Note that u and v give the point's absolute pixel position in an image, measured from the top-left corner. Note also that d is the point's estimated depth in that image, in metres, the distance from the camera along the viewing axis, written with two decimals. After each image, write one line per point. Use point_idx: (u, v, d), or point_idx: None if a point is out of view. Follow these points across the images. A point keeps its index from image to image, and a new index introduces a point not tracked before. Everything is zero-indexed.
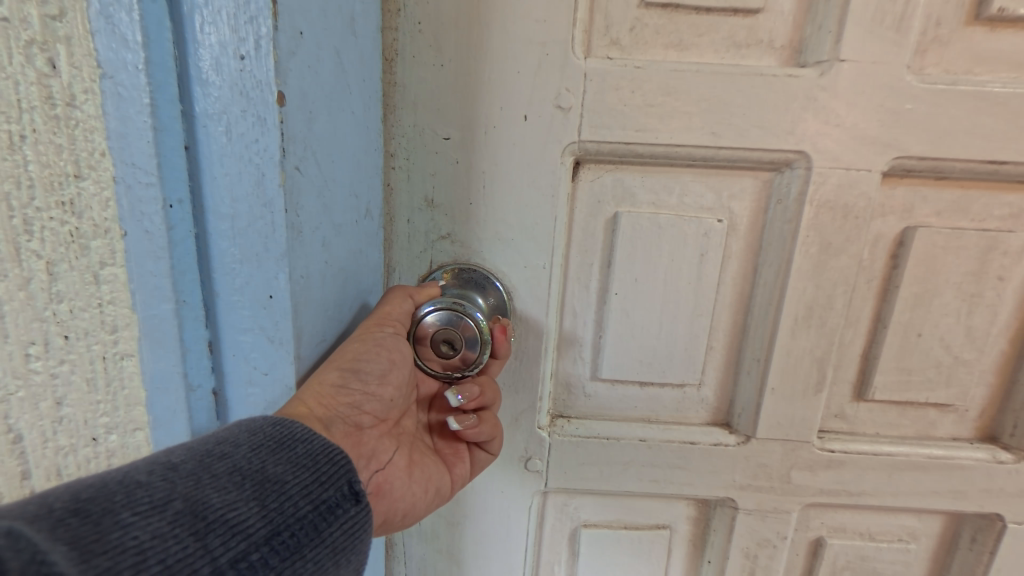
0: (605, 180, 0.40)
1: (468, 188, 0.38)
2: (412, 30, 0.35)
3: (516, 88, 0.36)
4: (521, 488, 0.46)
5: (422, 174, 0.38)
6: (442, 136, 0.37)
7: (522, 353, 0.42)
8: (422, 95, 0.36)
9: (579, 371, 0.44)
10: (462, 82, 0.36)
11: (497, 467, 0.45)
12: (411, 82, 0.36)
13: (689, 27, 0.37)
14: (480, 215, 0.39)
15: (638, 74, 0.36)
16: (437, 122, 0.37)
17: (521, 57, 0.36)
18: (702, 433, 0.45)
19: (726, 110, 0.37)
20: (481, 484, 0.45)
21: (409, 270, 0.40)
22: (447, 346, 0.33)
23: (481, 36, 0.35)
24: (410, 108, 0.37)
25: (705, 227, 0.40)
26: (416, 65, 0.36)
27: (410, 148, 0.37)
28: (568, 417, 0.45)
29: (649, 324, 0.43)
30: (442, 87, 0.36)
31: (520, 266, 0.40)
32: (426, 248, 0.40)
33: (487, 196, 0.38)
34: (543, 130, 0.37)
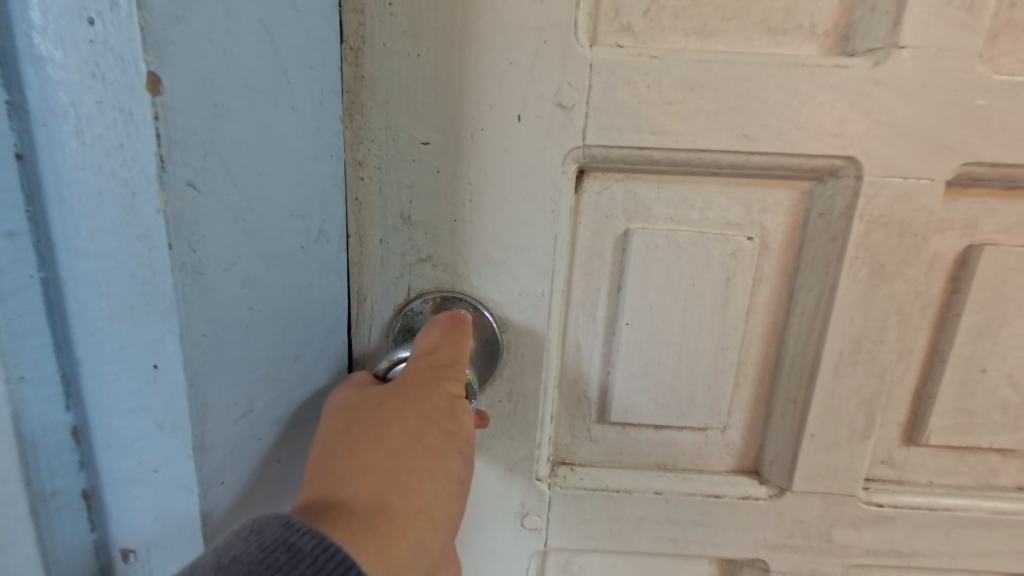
0: (615, 191, 0.34)
1: (452, 202, 0.32)
2: (383, 14, 0.29)
3: (508, 82, 0.30)
4: (517, 549, 0.39)
5: (397, 186, 0.32)
6: (420, 141, 0.31)
7: (518, 394, 0.36)
8: (396, 92, 0.30)
9: (583, 412, 0.38)
10: (444, 76, 0.30)
11: (488, 524, 0.38)
12: (382, 76, 0.30)
13: (713, 10, 0.31)
14: (467, 234, 0.33)
15: (654, 65, 0.30)
16: (414, 124, 0.31)
17: (516, 43, 0.29)
18: (727, 484, 0.39)
19: (762, 107, 0.30)
20: (470, 545, 0.39)
21: (383, 299, 0.34)
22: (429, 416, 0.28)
23: (466, 21, 0.29)
24: (381, 107, 0.30)
25: (732, 246, 0.34)
26: (388, 55, 0.30)
27: (382, 155, 0.31)
28: (571, 465, 0.39)
29: (665, 359, 0.36)
30: (418, 81, 0.30)
31: (515, 294, 0.34)
32: (402, 272, 0.33)
33: (474, 212, 0.32)
34: (540, 132, 0.31)
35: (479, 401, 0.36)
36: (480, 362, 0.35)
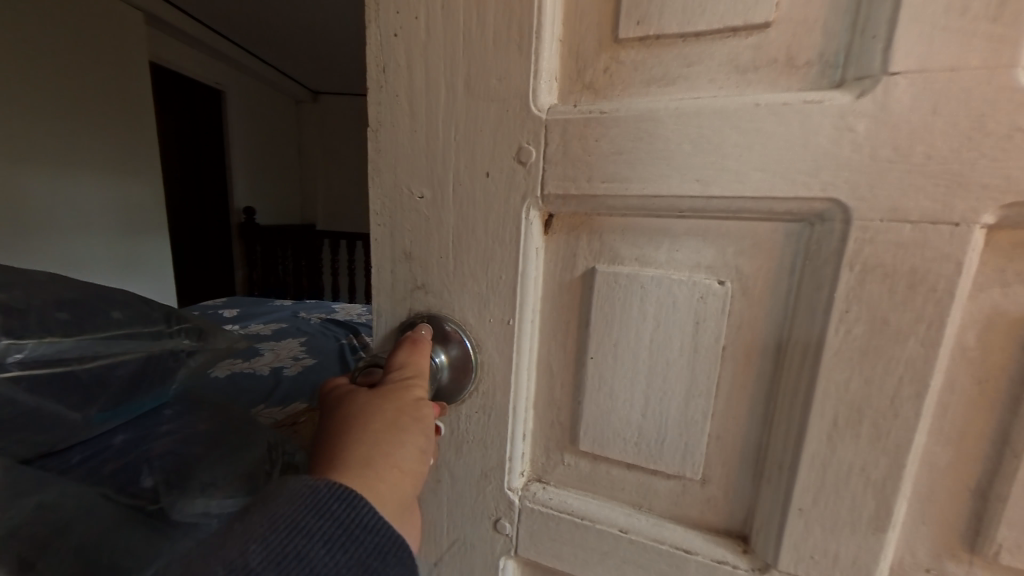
0: (580, 233, 0.36)
1: (440, 241, 0.39)
2: (391, 101, 0.38)
3: (478, 145, 0.36)
4: (490, 550, 0.43)
5: (401, 230, 0.41)
6: (417, 195, 0.39)
7: (491, 407, 0.41)
8: (400, 158, 0.39)
9: (555, 435, 0.41)
10: (432, 144, 0.38)
11: (467, 521, 0.43)
12: (391, 147, 0.39)
13: (674, 57, 0.32)
14: (450, 268, 0.39)
15: (604, 119, 0.32)
16: (412, 182, 0.39)
17: (484, 114, 0.35)
18: (703, 543, 0.36)
19: (717, 151, 0.30)
20: (451, 539, 0.44)
21: (392, 316, 0.43)
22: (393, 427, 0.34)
23: (446, 99, 0.36)
24: (391, 171, 0.40)
25: (700, 289, 0.33)
26: (394, 132, 0.39)
27: (391, 206, 0.40)
28: (544, 483, 0.41)
29: (632, 397, 0.37)
30: (415, 149, 0.38)
31: (486, 320, 0.39)
32: (405, 296, 0.42)
33: (455, 251, 0.39)
34: (504, 184, 0.36)
35: (458, 409, 0.42)
36: (459, 374, 0.40)
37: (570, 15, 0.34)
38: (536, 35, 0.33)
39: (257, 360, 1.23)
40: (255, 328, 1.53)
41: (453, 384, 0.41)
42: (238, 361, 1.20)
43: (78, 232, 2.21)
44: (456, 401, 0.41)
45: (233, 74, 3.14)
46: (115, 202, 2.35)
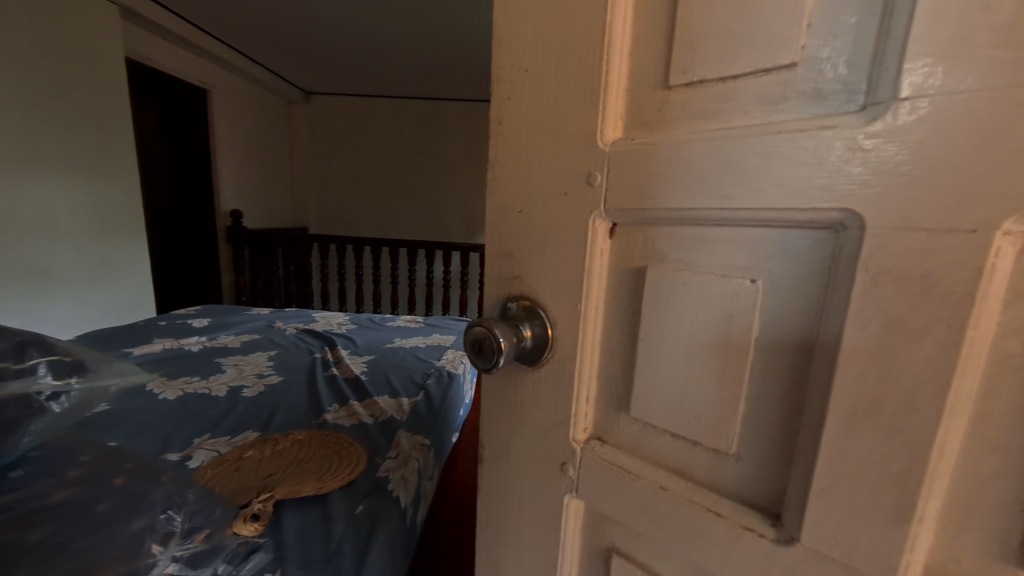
0: (636, 237, 0.46)
1: (531, 244, 0.52)
2: (501, 144, 0.53)
3: (559, 172, 0.48)
4: (557, 489, 0.54)
5: (504, 235, 0.54)
6: (516, 210, 0.53)
7: (562, 374, 0.51)
8: (506, 183, 0.53)
9: (614, 401, 0.50)
10: (526, 172, 0.51)
11: (541, 462, 0.54)
12: (500, 176, 0.54)
13: (713, 96, 0.39)
14: (537, 264, 0.52)
15: (650, 150, 0.42)
16: (513, 200, 0.53)
17: (563, 149, 0.47)
18: (734, 510, 0.41)
19: (740, 172, 0.36)
20: (529, 473, 0.56)
21: (496, 298, 0.57)
22: (476, 347, 0.48)
23: (536, 140, 0.49)
24: (497, 193, 0.54)
25: (733, 286, 0.39)
26: (502, 165, 0.53)
27: (499, 217, 0.55)
28: (602, 440, 0.51)
29: (674, 375, 0.44)
30: (516, 176, 0.52)
31: (561, 303, 0.50)
32: (506, 283, 0.55)
33: (541, 250, 0.51)
34: (577, 201, 0.47)
35: (536, 374, 0.53)
36: (539, 346, 0.52)
37: (632, 72, 0.45)
38: (603, 90, 0.45)
39: (219, 379, 1.54)
40: (226, 339, 2.01)
41: (535, 353, 0.52)
42: (197, 382, 1.50)
43: (54, 237, 2.47)
44: (537, 367, 0.53)
45: (216, 73, 4.12)
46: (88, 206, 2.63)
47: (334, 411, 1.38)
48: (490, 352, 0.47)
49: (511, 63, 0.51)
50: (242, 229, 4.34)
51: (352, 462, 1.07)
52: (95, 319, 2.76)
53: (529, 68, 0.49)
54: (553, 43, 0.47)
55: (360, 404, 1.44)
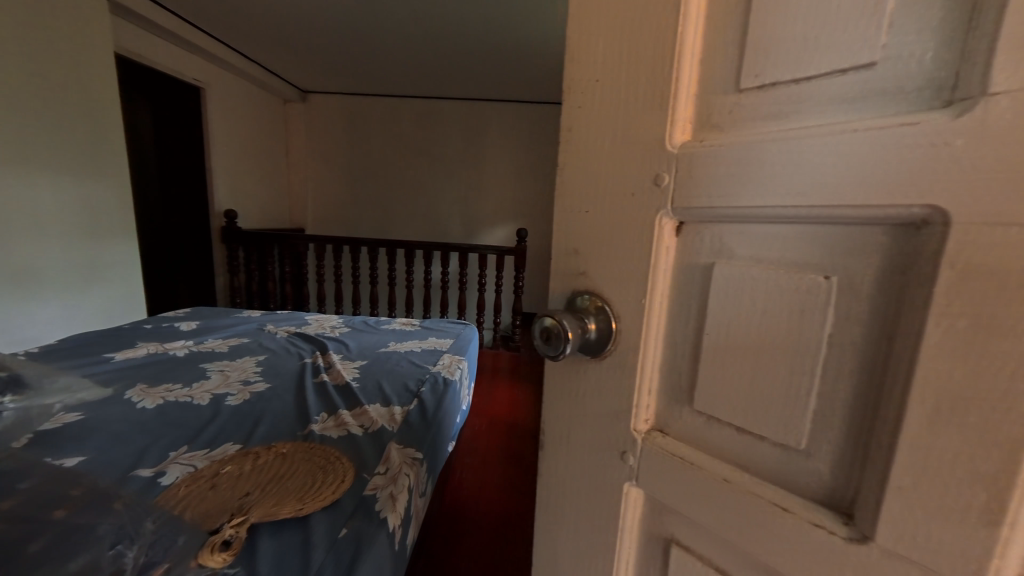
0: (704, 235, 0.47)
1: (597, 241, 0.54)
2: (569, 147, 0.56)
3: (627, 173, 0.50)
4: (617, 476, 0.56)
5: (569, 234, 0.57)
6: (583, 210, 0.55)
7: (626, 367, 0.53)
8: (572, 185, 0.56)
9: (677, 394, 0.51)
10: (595, 173, 0.53)
11: (600, 450, 0.56)
12: (568, 178, 0.56)
13: (788, 99, 0.41)
14: (603, 262, 0.53)
15: (721, 151, 0.44)
16: (581, 202, 0.55)
17: (630, 150, 0.50)
18: (803, 506, 0.41)
19: (816, 171, 0.38)
20: (588, 461, 0.58)
21: (558, 292, 0.59)
22: (544, 335, 0.52)
23: (604, 142, 0.52)
24: (563, 195, 0.57)
25: (807, 283, 0.40)
26: (570, 167, 0.56)
27: (564, 218, 0.57)
28: (664, 432, 0.53)
29: (741, 370, 0.45)
30: (583, 177, 0.55)
31: (625, 298, 0.52)
32: (573, 278, 0.57)
33: (608, 248, 0.53)
34: (645, 200, 0.49)
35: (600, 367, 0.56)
36: (601, 337, 0.54)
37: (702, 77, 0.47)
38: (674, 95, 0.47)
39: (199, 386, 1.82)
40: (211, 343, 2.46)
41: (596, 344, 0.54)
42: (177, 391, 1.76)
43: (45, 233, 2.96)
44: (598, 358, 0.55)
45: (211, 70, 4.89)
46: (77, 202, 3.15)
47: (323, 422, 1.58)
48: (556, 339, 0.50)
49: (581, 70, 0.54)
50: (237, 230, 5.07)
51: (335, 480, 1.17)
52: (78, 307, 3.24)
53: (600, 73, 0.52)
54: (624, 49, 0.50)
55: (350, 415, 1.63)
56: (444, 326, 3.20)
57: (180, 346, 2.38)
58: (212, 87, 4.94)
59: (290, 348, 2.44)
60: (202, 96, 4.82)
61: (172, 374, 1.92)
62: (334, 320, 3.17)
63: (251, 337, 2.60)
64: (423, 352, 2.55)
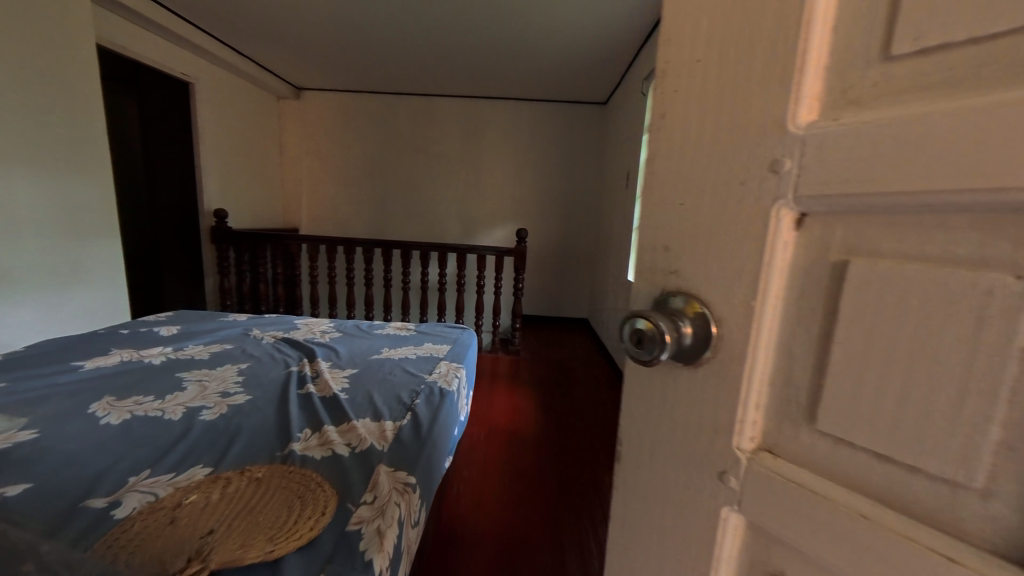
0: (834, 231, 0.42)
1: (697, 239, 0.51)
2: (667, 136, 0.54)
3: (738, 161, 0.47)
4: (713, 497, 0.53)
5: (662, 230, 0.55)
6: (680, 203, 0.53)
7: (727, 375, 0.50)
8: (670, 176, 0.53)
9: (792, 411, 0.47)
10: (696, 164, 0.51)
11: (695, 465, 0.54)
12: (661, 170, 0.55)
13: (957, 63, 0.35)
14: (705, 261, 0.50)
15: (863, 129, 0.39)
16: (679, 195, 0.53)
17: (739, 141, 0.46)
18: (969, 554, 0.35)
19: (1004, 144, 0.31)
20: (680, 477, 0.56)
21: (647, 297, 0.58)
22: (636, 339, 0.51)
23: (711, 128, 0.49)
24: (658, 187, 0.55)
25: (982, 282, 0.34)
26: (665, 157, 0.54)
27: (658, 212, 0.55)
28: (773, 453, 0.49)
29: (881, 382, 0.40)
30: (681, 168, 0.52)
31: (728, 300, 0.49)
32: (663, 279, 0.55)
33: (709, 248, 0.50)
34: (760, 190, 0.45)
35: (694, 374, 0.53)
36: (699, 341, 0.51)
37: (838, 47, 0.42)
38: (801, 70, 0.43)
39: (171, 400, 1.82)
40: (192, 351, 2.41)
41: (695, 347, 0.51)
42: (149, 405, 1.77)
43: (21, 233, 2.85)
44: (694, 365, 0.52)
45: (202, 66, 4.80)
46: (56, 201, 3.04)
47: (306, 440, 1.56)
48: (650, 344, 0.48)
49: (682, 48, 0.51)
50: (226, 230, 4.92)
51: (313, 514, 1.16)
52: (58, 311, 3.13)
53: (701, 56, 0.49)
54: (735, 30, 0.46)
55: (336, 432, 1.61)
56: (442, 330, 3.08)
57: (159, 353, 2.35)
58: (201, 81, 4.81)
59: (274, 356, 2.40)
60: (191, 91, 4.69)
61: (145, 387, 1.93)
62: (325, 323, 3.09)
63: (235, 344, 2.57)
64: (417, 360, 2.43)
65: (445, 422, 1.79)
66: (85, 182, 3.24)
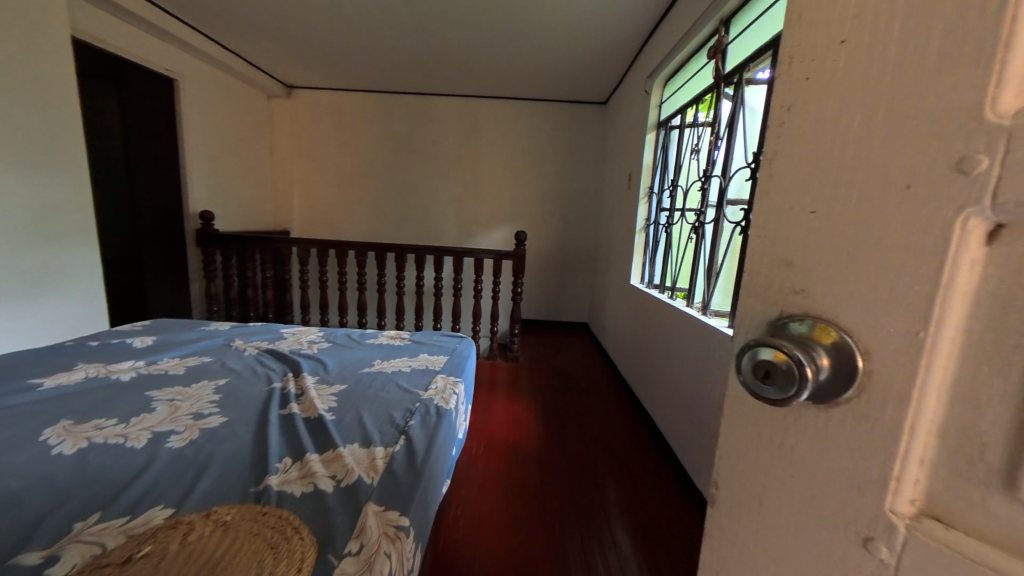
0: None
1: (824, 248, 0.50)
2: (795, 132, 0.52)
3: (892, 164, 0.43)
4: (857, 566, 0.46)
5: (782, 240, 0.54)
6: (810, 210, 0.51)
7: (871, 408, 0.45)
8: (798, 179, 0.52)
9: (978, 474, 0.38)
10: (829, 165, 0.49)
11: (826, 519, 0.49)
12: (783, 171, 0.54)
13: None
14: (838, 276, 0.48)
15: None
16: (807, 201, 0.51)
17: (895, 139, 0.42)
18: None
19: None
20: (804, 530, 0.51)
21: (757, 318, 0.57)
22: (761, 372, 0.46)
23: (851, 127, 0.46)
24: (780, 188, 0.55)
25: None
26: (789, 159, 0.53)
27: (777, 220, 0.55)
28: (947, 524, 0.39)
29: None
30: (809, 172, 0.51)
31: (874, 325, 0.44)
32: (781, 299, 0.54)
33: (846, 261, 0.47)
34: (932, 195, 0.39)
35: (833, 411, 0.48)
36: (841, 377, 0.46)
37: None
38: (1004, 47, 0.34)
39: (135, 424, 1.63)
40: (167, 365, 2.22)
41: (837, 380, 0.46)
42: (114, 429, 1.59)
43: None
44: (832, 403, 0.48)
45: (187, 62, 4.62)
46: (31, 202, 2.86)
47: (285, 471, 1.38)
48: (793, 370, 0.43)
49: (825, 42, 0.49)
50: (213, 232, 4.76)
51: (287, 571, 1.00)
52: (33, 320, 2.94)
53: (854, 59, 0.46)
54: (902, 16, 0.42)
55: (319, 462, 1.43)
56: (437, 339, 2.92)
57: (128, 368, 2.15)
58: (187, 77, 4.64)
59: (255, 370, 2.22)
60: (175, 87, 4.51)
61: (110, 407, 1.74)
62: (315, 333, 2.92)
63: (214, 356, 2.38)
64: (412, 373, 2.27)
65: (442, 446, 1.63)
66: (62, 182, 3.06)
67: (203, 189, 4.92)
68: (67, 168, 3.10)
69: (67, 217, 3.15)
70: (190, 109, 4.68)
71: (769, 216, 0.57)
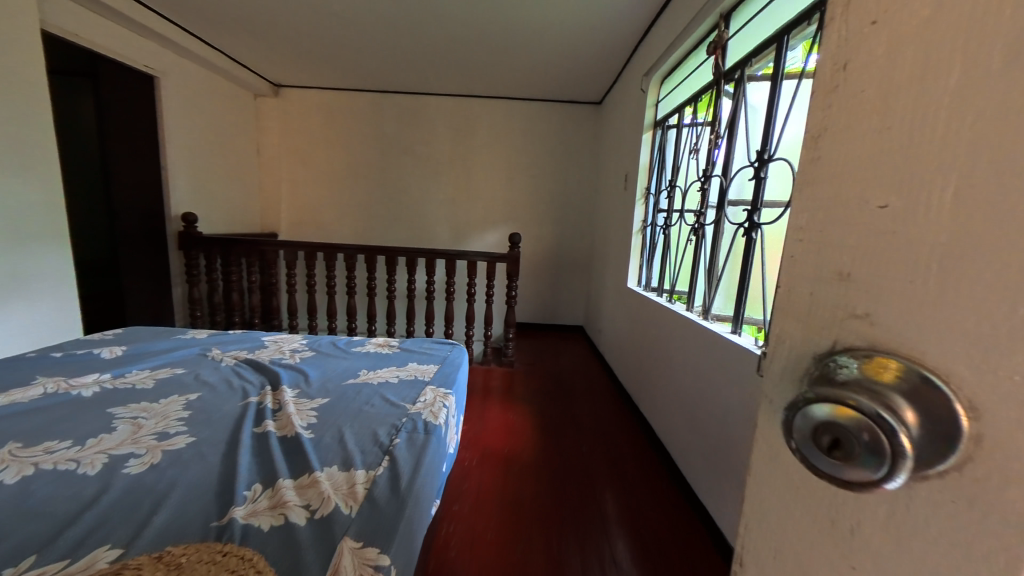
0: None
1: (895, 256, 0.38)
2: (851, 102, 0.41)
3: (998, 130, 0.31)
4: None
5: (834, 245, 0.43)
6: (877, 205, 0.39)
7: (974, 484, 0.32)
8: (856, 165, 0.41)
9: None
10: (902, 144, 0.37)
11: None
12: (834, 154, 0.43)
13: None
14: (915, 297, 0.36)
15: None
16: (871, 193, 0.40)
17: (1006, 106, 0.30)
18: None
19: None
20: None
21: (803, 344, 0.46)
22: (829, 441, 0.34)
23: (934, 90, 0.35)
24: (830, 177, 0.43)
25: None
26: (841, 139, 0.42)
27: (826, 219, 0.44)
28: None
29: None
30: (872, 155, 0.40)
31: (977, 371, 0.32)
32: (834, 323, 0.43)
33: (930, 278, 0.35)
34: None
35: (919, 484, 0.36)
36: (940, 437, 0.33)
37: None
38: None
39: (96, 445, 1.50)
40: (139, 377, 2.08)
41: (937, 447, 0.33)
42: (69, 453, 1.44)
43: None
44: (920, 474, 0.35)
45: (168, 59, 4.45)
46: None
47: (255, 501, 1.25)
48: (880, 437, 0.31)
49: None
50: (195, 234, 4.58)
51: None
52: None
53: (945, 6, 0.34)
54: None
55: (293, 489, 1.30)
56: (428, 346, 2.78)
57: (92, 382, 1.98)
58: (167, 75, 4.47)
59: (230, 383, 2.07)
60: (155, 84, 4.34)
61: (65, 427, 1.59)
62: (299, 341, 2.78)
63: (187, 368, 2.23)
64: (400, 385, 2.14)
65: (430, 467, 1.50)
66: (30, 183, 2.89)
67: (185, 191, 4.75)
68: (37, 169, 2.93)
69: (41, 220, 2.98)
70: (172, 108, 4.51)
71: (818, 218, 0.45)
